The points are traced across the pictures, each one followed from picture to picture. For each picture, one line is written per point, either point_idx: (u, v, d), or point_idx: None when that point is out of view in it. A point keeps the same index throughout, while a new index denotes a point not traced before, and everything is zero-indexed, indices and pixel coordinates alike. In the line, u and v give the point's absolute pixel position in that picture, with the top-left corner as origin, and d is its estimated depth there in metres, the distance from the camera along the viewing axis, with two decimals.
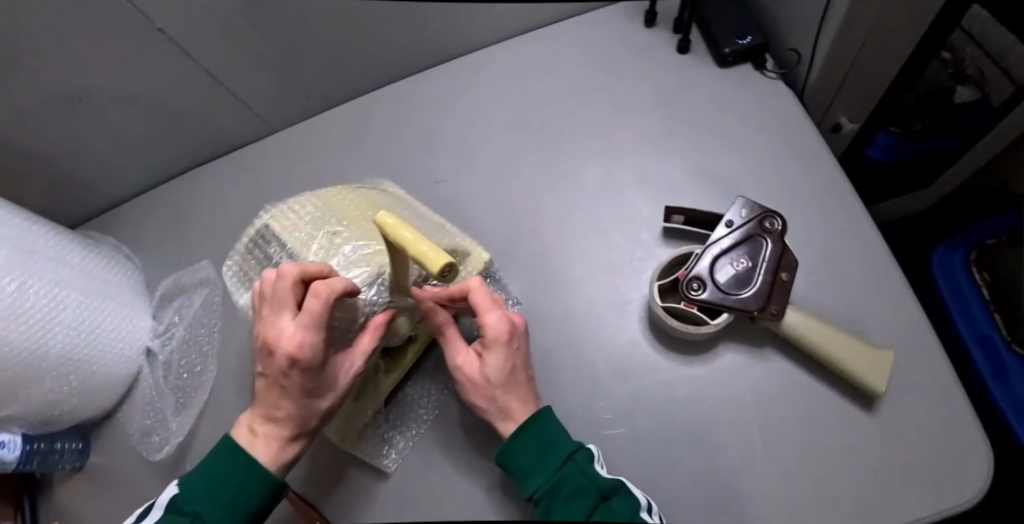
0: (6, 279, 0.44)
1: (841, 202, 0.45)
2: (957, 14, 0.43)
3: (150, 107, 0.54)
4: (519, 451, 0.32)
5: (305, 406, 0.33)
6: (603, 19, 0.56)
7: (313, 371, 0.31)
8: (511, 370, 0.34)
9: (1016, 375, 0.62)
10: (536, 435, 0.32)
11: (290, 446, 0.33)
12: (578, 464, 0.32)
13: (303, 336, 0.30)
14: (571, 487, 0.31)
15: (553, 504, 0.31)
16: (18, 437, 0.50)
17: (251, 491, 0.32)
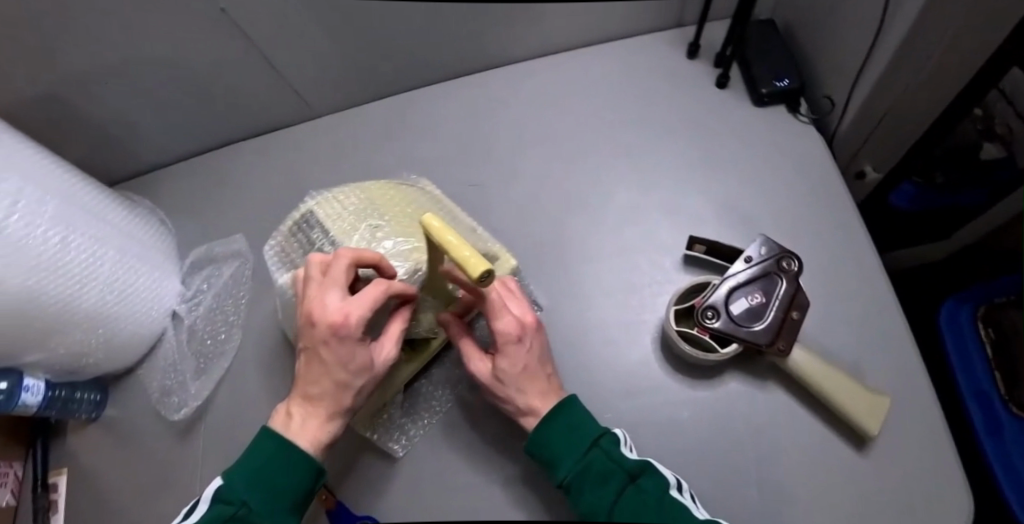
0: (50, 232, 0.46)
1: (858, 250, 0.47)
2: (994, 78, 0.44)
3: (202, 80, 0.56)
4: (547, 440, 0.34)
5: (342, 385, 0.34)
6: (648, 46, 0.58)
7: (355, 346, 0.33)
8: (525, 370, 0.36)
9: (1011, 433, 0.64)
10: (560, 424, 0.34)
11: (326, 425, 0.34)
12: (604, 450, 0.34)
13: (349, 309, 0.33)
14: (599, 470, 0.33)
15: (582, 489, 0.33)
16: (41, 383, 0.52)
17: (293, 478, 0.33)
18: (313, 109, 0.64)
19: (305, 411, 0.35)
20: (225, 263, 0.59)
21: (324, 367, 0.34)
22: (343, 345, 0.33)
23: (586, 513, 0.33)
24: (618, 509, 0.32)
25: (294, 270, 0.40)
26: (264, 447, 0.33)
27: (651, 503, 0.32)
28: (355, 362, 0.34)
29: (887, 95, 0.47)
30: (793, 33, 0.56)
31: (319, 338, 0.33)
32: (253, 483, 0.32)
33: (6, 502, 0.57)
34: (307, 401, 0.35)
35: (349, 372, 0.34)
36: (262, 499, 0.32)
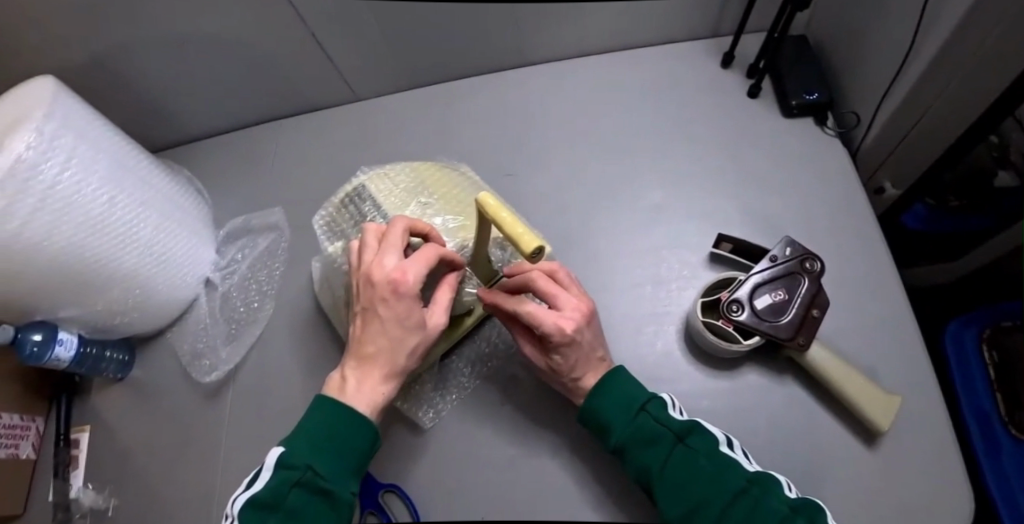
0: (99, 190, 0.48)
1: (876, 259, 0.49)
2: None
3: (252, 54, 0.57)
4: (600, 408, 0.38)
5: (396, 348, 0.35)
6: (684, 53, 0.61)
7: (412, 307, 0.35)
8: (581, 355, 0.39)
9: (1008, 455, 0.68)
10: (611, 391, 0.38)
11: (380, 386, 0.36)
12: (652, 412, 0.37)
13: (406, 268, 0.34)
14: (650, 432, 0.37)
15: (635, 449, 0.37)
16: (74, 338, 0.54)
17: (353, 440, 0.35)
18: (355, 93, 0.66)
19: (360, 372, 0.36)
20: (262, 235, 0.61)
21: (381, 328, 0.35)
22: (399, 305, 0.34)
23: (640, 470, 0.36)
24: (670, 465, 0.35)
25: (343, 240, 0.42)
26: (321, 416, 0.35)
27: (701, 458, 0.35)
28: (411, 321, 0.35)
29: (911, 115, 0.50)
30: (824, 51, 0.58)
31: (377, 297, 0.35)
32: (315, 448, 0.34)
33: (27, 456, 0.57)
34: (362, 363, 0.36)
35: (405, 334, 0.35)
36: (327, 461, 0.34)
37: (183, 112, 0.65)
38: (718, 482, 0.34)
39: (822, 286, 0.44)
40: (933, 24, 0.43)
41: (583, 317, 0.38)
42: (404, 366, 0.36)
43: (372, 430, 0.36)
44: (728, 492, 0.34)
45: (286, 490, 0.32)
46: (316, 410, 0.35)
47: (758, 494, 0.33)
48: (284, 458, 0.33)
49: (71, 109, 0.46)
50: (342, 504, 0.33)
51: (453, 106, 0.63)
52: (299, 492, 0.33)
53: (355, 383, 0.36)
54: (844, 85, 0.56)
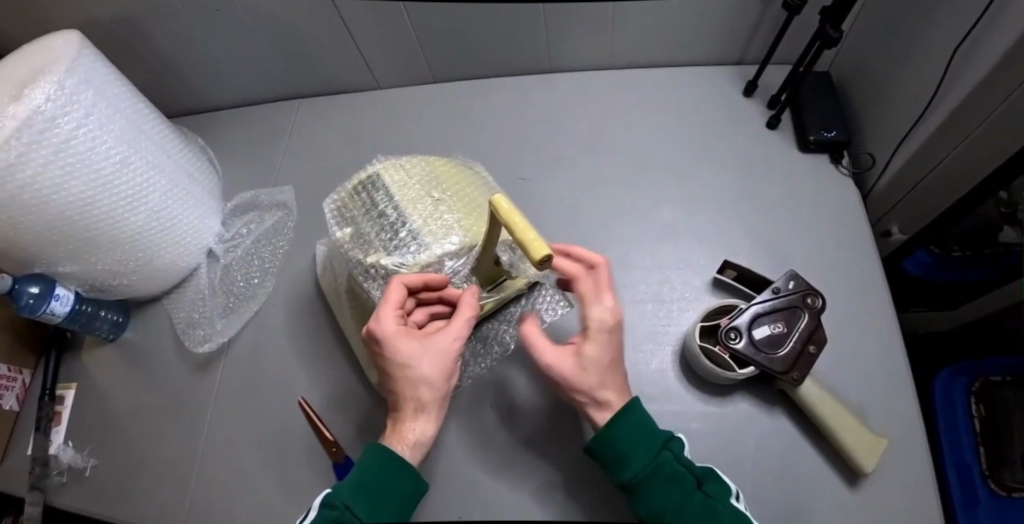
0: (113, 149, 0.48)
1: (877, 301, 0.49)
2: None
3: (278, 30, 0.58)
4: (620, 441, 0.35)
5: (407, 380, 0.34)
6: (708, 78, 0.61)
7: (419, 351, 0.35)
8: (603, 364, 0.36)
9: (983, 508, 0.70)
10: (633, 422, 0.35)
11: (414, 428, 0.35)
12: (672, 453, 0.35)
13: (378, 312, 0.35)
14: (669, 473, 0.34)
15: (650, 489, 0.34)
16: (70, 294, 0.54)
17: (398, 493, 0.33)
18: (376, 81, 0.66)
19: (394, 419, 0.36)
20: (269, 212, 0.61)
21: (399, 374, 0.35)
22: (404, 346, 0.35)
23: (653, 512, 0.34)
24: (685, 511, 0.33)
25: (352, 227, 0.41)
26: (374, 463, 0.33)
27: (720, 508, 0.33)
28: (404, 355, 0.34)
29: (927, 161, 0.50)
30: (847, 90, 0.58)
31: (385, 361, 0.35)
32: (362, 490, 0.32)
33: (10, 407, 0.57)
34: (399, 412, 0.35)
35: (421, 374, 0.34)
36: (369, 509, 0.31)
37: (203, 80, 0.65)
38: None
39: (821, 321, 0.44)
40: (959, 76, 0.43)
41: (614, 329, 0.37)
42: (434, 403, 0.35)
43: (415, 483, 0.34)
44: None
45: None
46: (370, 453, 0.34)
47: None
48: (327, 498, 0.32)
49: (93, 68, 0.46)
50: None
51: (473, 104, 0.63)
52: None
53: (390, 430, 0.35)
54: (863, 126, 0.57)
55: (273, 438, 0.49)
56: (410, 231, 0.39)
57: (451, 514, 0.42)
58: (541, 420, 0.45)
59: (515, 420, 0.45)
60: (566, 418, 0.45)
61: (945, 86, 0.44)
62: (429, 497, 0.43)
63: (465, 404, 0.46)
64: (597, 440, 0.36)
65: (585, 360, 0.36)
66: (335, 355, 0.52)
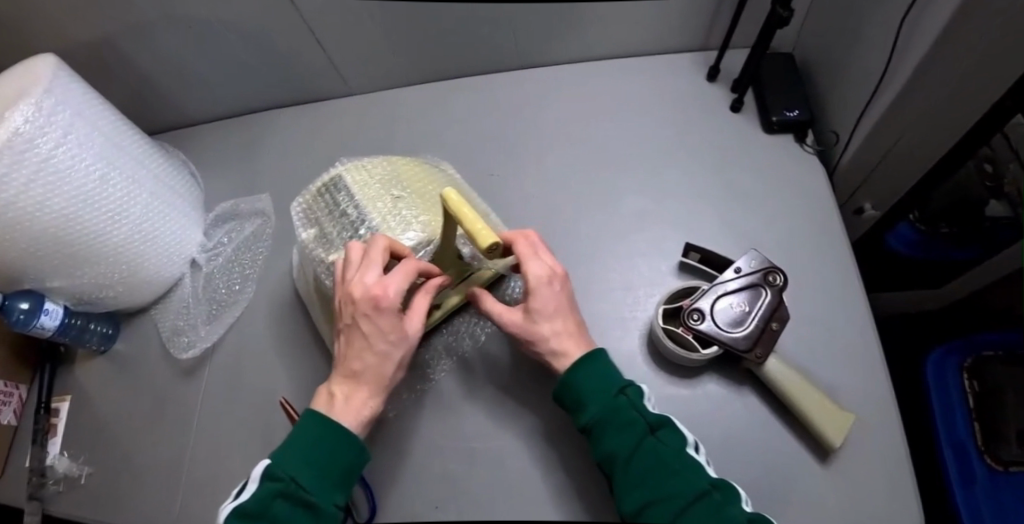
0: (93, 167, 0.50)
1: (844, 277, 0.49)
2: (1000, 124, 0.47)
3: (249, 43, 0.59)
4: (580, 385, 0.37)
5: (379, 353, 0.36)
6: (672, 65, 0.62)
7: (393, 311, 0.36)
8: (552, 315, 0.39)
9: (980, 486, 0.71)
10: (593, 368, 0.38)
11: (364, 396, 0.36)
12: (629, 400, 0.37)
13: (361, 281, 0.36)
14: (623, 417, 0.36)
15: (605, 432, 0.36)
16: (60, 308, 0.55)
17: (342, 453, 0.34)
18: (350, 87, 0.68)
19: (348, 389, 0.37)
20: (250, 219, 0.63)
21: (366, 332, 0.36)
22: (381, 320, 0.36)
23: (607, 452, 0.36)
24: (638, 453, 0.35)
25: (316, 228, 0.43)
26: (310, 430, 0.34)
27: (672, 454, 0.35)
28: (385, 331, 0.36)
29: (889, 135, 0.50)
30: (810, 69, 0.59)
31: (360, 312, 0.36)
32: (302, 460, 0.33)
33: (9, 421, 0.59)
34: (350, 380, 0.37)
35: (388, 336, 0.36)
36: (314, 475, 0.33)
37: (181, 95, 0.67)
38: (683, 477, 0.34)
39: (784, 299, 0.44)
40: (908, 48, 0.43)
41: (552, 274, 0.39)
42: (389, 376, 0.37)
43: (358, 446, 0.35)
44: (692, 491, 0.33)
45: (270, 502, 0.32)
46: (305, 423, 0.35)
47: (721, 497, 0.33)
48: (269, 470, 0.33)
49: (69, 89, 0.48)
50: (325, 519, 0.33)
51: (442, 104, 0.64)
52: (286, 506, 0.32)
53: (339, 405, 0.36)
54: (826, 104, 0.57)
55: (256, 439, 0.50)
56: (370, 228, 0.40)
57: (425, 504, 0.43)
58: (513, 408, 0.46)
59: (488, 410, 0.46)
60: (537, 406, 0.45)
61: (897, 60, 0.45)
62: (403, 489, 0.44)
63: (437, 396, 0.47)
64: (559, 385, 0.38)
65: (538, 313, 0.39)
66: (314, 355, 0.53)
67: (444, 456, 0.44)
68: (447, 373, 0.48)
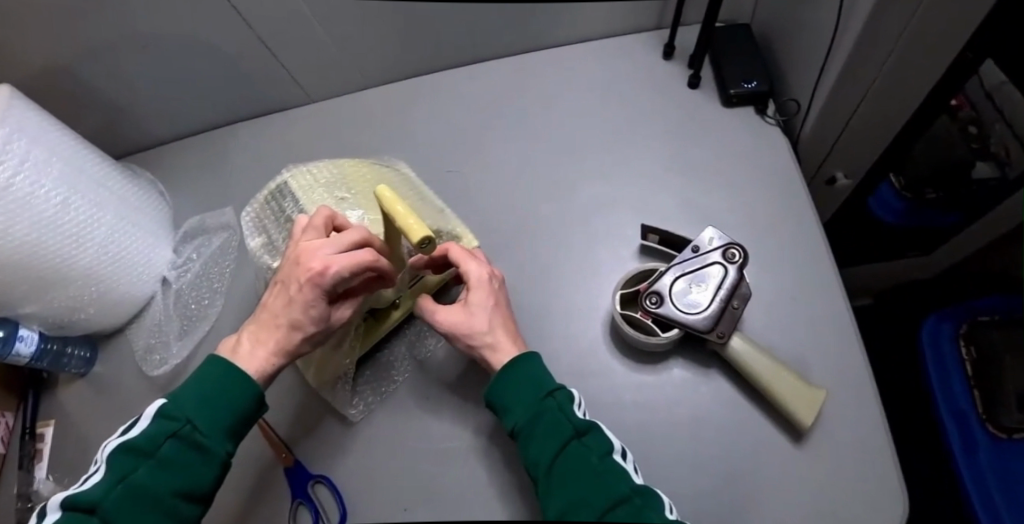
0: (53, 193, 0.50)
1: (809, 248, 0.48)
2: (964, 76, 0.46)
3: (204, 59, 0.60)
4: (508, 388, 0.38)
5: (298, 322, 0.37)
6: (628, 47, 0.61)
7: (324, 290, 0.36)
8: (493, 316, 0.40)
9: (984, 454, 0.69)
10: (521, 372, 0.38)
11: (268, 353, 0.38)
12: (557, 402, 0.37)
13: (314, 251, 0.37)
14: (550, 420, 0.36)
15: (531, 435, 0.36)
16: (35, 334, 0.56)
17: (240, 399, 0.36)
18: (310, 94, 0.68)
19: (258, 340, 0.38)
20: (217, 233, 0.63)
21: (291, 296, 0.37)
22: (310, 295, 0.36)
23: (534, 456, 0.36)
24: (560, 456, 0.35)
25: (264, 236, 0.43)
26: (210, 373, 0.36)
27: (595, 458, 0.34)
28: (314, 307, 0.37)
29: (850, 98, 0.49)
30: (766, 40, 0.58)
31: (299, 280, 0.36)
32: (197, 402, 0.35)
33: None
34: (263, 334, 0.38)
35: (308, 308, 0.37)
36: (208, 418, 0.35)
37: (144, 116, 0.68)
38: (602, 482, 0.33)
39: (745, 276, 0.43)
40: (855, 8, 0.42)
41: (493, 278, 0.42)
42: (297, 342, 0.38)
43: (256, 393, 0.37)
44: (610, 496, 0.32)
45: (161, 440, 0.34)
46: (207, 366, 0.37)
47: (641, 503, 0.32)
48: (166, 410, 0.35)
49: (23, 117, 0.49)
50: (215, 461, 0.35)
51: (401, 104, 0.64)
52: (175, 444, 0.34)
53: (247, 353, 0.38)
54: (784, 74, 0.56)
55: None
56: None
57: (393, 505, 0.42)
58: (479, 404, 0.45)
59: (454, 407, 0.46)
60: None
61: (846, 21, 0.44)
62: (371, 492, 0.43)
63: (402, 395, 0.47)
64: (490, 389, 0.39)
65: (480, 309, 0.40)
66: None
67: (411, 457, 0.44)
68: (411, 373, 0.48)
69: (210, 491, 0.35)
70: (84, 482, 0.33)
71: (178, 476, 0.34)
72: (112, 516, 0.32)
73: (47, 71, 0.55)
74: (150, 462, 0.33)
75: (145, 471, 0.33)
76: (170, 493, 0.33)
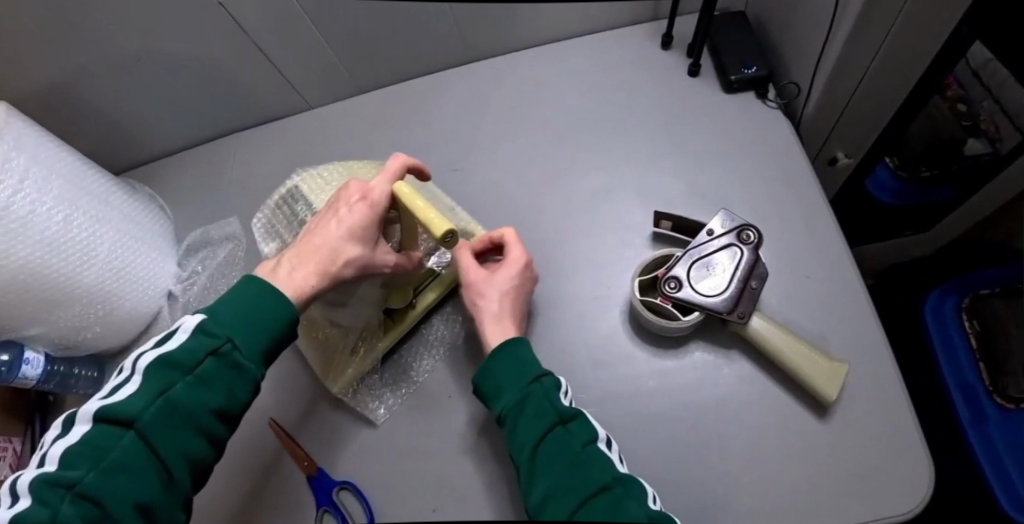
0: (55, 210, 0.50)
1: (818, 227, 0.49)
2: (959, 53, 0.47)
3: (200, 70, 0.59)
4: (495, 371, 0.38)
5: (341, 250, 0.38)
6: (625, 38, 0.61)
7: (375, 222, 0.38)
8: (508, 291, 0.42)
9: (993, 425, 0.71)
10: (508, 358, 0.38)
11: (312, 277, 0.37)
12: (544, 388, 0.36)
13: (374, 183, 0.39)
14: (535, 407, 0.36)
15: (517, 420, 0.36)
16: (41, 356, 0.55)
17: (280, 318, 0.36)
18: (308, 101, 0.67)
19: (296, 262, 0.38)
20: (221, 245, 0.62)
21: (339, 221, 0.38)
22: (363, 215, 0.38)
23: (519, 441, 0.35)
24: (545, 443, 0.34)
25: (278, 241, 0.42)
26: (251, 291, 0.36)
27: (581, 447, 0.34)
28: (365, 231, 0.38)
29: (851, 75, 0.49)
30: (762, 24, 0.58)
31: (352, 204, 0.39)
32: (238, 320, 0.35)
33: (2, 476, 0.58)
34: (298, 259, 0.38)
35: (355, 231, 0.38)
36: (249, 338, 0.35)
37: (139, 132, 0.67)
38: (586, 471, 0.33)
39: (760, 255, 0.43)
40: None
41: (530, 268, 0.43)
42: (332, 274, 0.38)
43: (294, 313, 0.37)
44: (592, 483, 0.32)
45: (201, 356, 0.33)
46: (244, 287, 0.36)
47: (621, 492, 0.32)
48: (204, 325, 0.34)
49: (23, 134, 0.48)
50: (251, 382, 0.35)
51: (401, 107, 0.64)
52: (215, 362, 0.34)
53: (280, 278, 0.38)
54: (781, 58, 0.57)
55: None
56: None
57: (421, 509, 0.42)
58: None
59: (476, 403, 0.45)
60: None
61: None
62: (399, 496, 0.43)
63: (423, 397, 0.46)
64: (479, 372, 0.39)
65: (500, 282, 0.42)
66: None
67: (439, 454, 0.44)
68: (431, 373, 0.47)
69: (239, 412, 0.35)
70: (112, 396, 0.32)
71: (216, 394, 0.33)
72: (149, 431, 0.31)
73: (42, 90, 0.54)
74: (186, 378, 0.33)
75: (183, 387, 0.33)
76: (206, 411, 0.33)
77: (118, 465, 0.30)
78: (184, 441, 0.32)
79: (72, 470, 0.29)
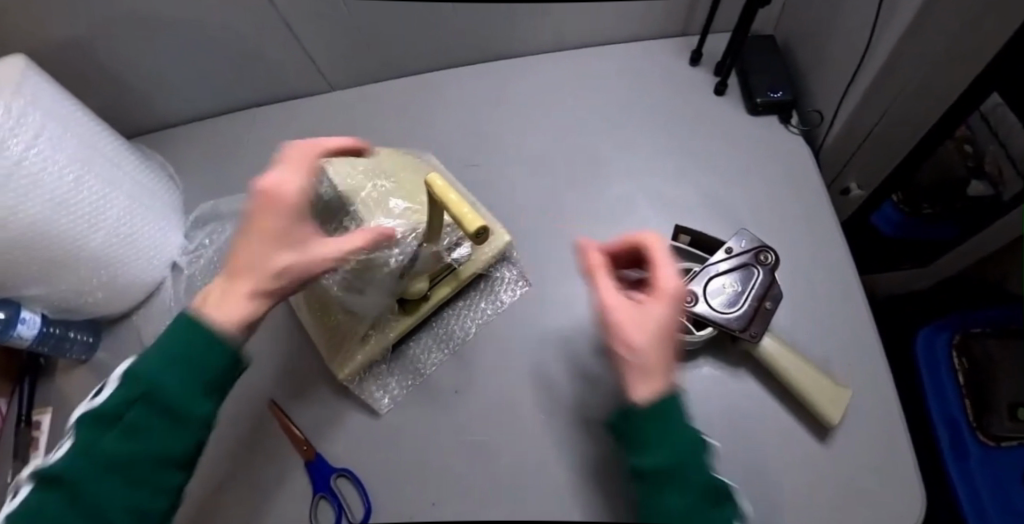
0: (67, 170, 0.48)
1: (831, 256, 0.49)
2: (980, 97, 0.48)
3: (225, 42, 0.58)
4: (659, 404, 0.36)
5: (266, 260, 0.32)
6: (654, 50, 0.62)
7: (287, 221, 0.33)
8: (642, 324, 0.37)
9: (975, 461, 0.72)
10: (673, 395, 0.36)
11: (245, 295, 0.32)
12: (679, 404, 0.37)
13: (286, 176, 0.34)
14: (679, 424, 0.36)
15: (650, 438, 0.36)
16: (38, 317, 0.53)
17: (206, 356, 0.30)
18: (330, 83, 0.67)
19: (229, 285, 0.33)
20: (231, 220, 0.61)
21: (262, 224, 0.33)
22: (275, 215, 0.33)
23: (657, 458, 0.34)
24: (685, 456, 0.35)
25: None
26: (180, 334, 0.30)
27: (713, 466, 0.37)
28: (293, 238, 0.33)
29: (875, 108, 0.50)
30: (790, 49, 0.59)
31: (270, 206, 0.33)
32: (162, 363, 0.29)
33: None
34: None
35: (285, 232, 0.33)
36: (169, 378, 0.29)
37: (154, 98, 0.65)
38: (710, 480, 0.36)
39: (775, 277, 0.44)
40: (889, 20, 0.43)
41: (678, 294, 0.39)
42: (269, 286, 0.33)
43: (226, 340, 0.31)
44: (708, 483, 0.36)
45: (132, 397, 0.29)
46: (177, 326, 0.30)
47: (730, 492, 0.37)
48: (132, 367, 0.30)
49: (41, 89, 0.47)
50: (185, 436, 0.30)
51: (424, 97, 0.64)
52: (141, 411, 0.29)
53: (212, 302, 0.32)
54: (807, 85, 0.58)
55: None
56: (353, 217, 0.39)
57: (423, 500, 0.43)
58: (506, 399, 0.45)
59: (482, 400, 0.46)
60: (531, 395, 0.45)
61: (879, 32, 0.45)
62: (401, 488, 0.44)
63: (429, 391, 0.46)
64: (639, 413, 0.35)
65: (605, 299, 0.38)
66: None
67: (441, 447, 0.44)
68: (437, 367, 0.47)
69: (186, 462, 0.31)
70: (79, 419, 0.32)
71: (149, 448, 0.29)
72: (80, 485, 0.29)
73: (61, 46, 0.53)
74: (118, 424, 0.30)
75: (115, 439, 0.29)
76: (141, 473, 0.29)
77: (71, 507, 0.30)
78: (119, 496, 0.29)
79: (44, 501, 0.30)
